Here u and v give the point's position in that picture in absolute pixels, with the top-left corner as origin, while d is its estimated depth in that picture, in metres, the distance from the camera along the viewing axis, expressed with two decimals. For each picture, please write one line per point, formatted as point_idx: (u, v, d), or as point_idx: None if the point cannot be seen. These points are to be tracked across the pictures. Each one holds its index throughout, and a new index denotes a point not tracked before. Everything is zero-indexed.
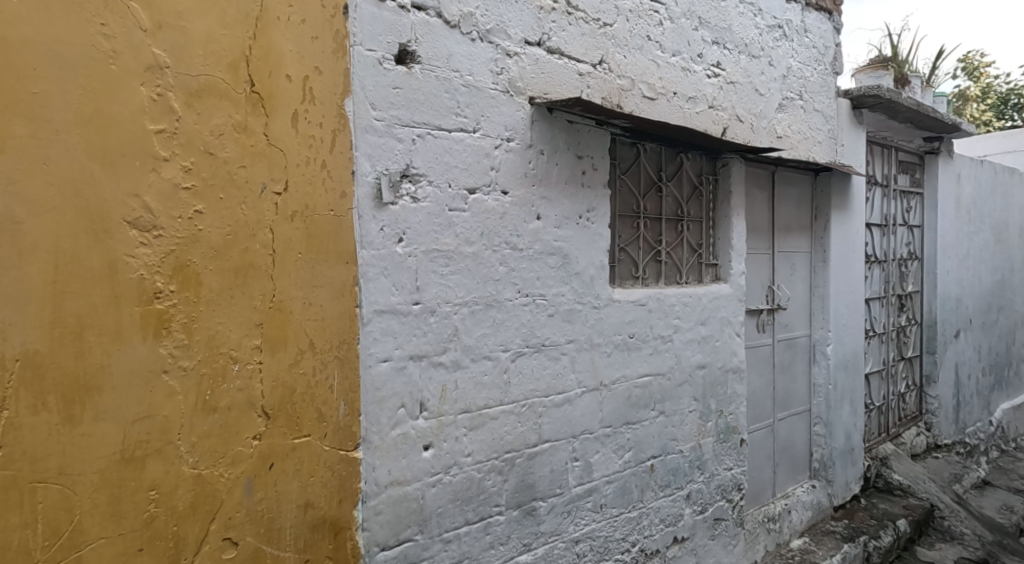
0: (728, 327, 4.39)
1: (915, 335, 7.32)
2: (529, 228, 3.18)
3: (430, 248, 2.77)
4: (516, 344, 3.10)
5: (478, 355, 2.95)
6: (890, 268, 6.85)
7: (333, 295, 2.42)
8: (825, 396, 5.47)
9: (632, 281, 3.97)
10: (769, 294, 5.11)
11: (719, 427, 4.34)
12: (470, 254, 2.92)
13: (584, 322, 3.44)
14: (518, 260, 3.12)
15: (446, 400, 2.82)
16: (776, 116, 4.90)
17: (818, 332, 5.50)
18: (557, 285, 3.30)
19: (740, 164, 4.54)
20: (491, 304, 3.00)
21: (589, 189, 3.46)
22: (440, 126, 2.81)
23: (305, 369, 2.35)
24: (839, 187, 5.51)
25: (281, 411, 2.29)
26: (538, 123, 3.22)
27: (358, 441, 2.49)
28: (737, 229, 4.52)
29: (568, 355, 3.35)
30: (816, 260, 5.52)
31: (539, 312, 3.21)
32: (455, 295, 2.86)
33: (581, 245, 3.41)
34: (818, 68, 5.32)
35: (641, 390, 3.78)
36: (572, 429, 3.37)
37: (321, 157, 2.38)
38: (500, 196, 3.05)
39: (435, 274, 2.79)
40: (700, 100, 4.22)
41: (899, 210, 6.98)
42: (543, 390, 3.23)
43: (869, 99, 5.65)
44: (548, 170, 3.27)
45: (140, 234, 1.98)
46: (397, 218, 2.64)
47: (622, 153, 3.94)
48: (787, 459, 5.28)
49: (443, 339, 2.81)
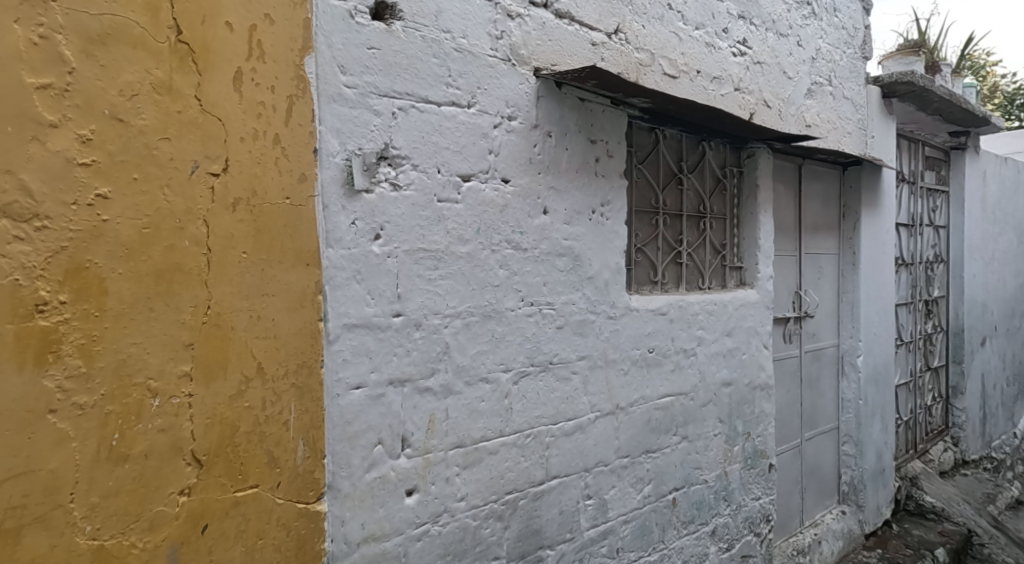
0: (756, 339, 3.89)
1: (942, 343, 6.83)
2: (535, 224, 2.67)
3: (415, 248, 2.27)
4: (518, 363, 2.61)
5: (473, 378, 2.45)
6: (917, 271, 6.37)
7: (290, 308, 1.91)
8: (855, 413, 4.97)
9: (651, 287, 3.46)
10: (796, 300, 4.62)
11: (746, 452, 3.84)
12: (464, 255, 2.42)
13: (598, 336, 2.93)
14: (522, 262, 2.62)
15: (434, 434, 2.33)
16: (805, 102, 4.41)
17: (848, 342, 5.00)
18: (567, 292, 2.80)
19: (768, 155, 4.05)
20: (488, 315, 2.50)
21: (603, 179, 2.97)
22: (427, 97, 2.30)
23: (252, 402, 1.83)
24: (870, 181, 5.02)
25: (219, 458, 1.76)
26: (545, 99, 2.72)
27: (321, 491, 1.98)
28: (765, 227, 4.02)
29: (579, 374, 2.86)
30: (844, 263, 5.02)
31: (547, 324, 2.71)
32: (445, 304, 2.36)
33: (594, 244, 2.91)
34: (847, 51, 4.84)
35: (662, 413, 3.28)
36: (583, 462, 2.87)
37: (274, 130, 1.86)
38: (501, 185, 2.55)
39: (420, 279, 2.29)
40: (725, 80, 3.72)
41: (926, 209, 6.49)
42: (550, 416, 2.73)
43: (901, 86, 5.16)
44: (557, 156, 2.77)
45: (14, 225, 1.47)
46: (374, 209, 2.14)
47: (640, 140, 3.44)
48: (815, 482, 4.78)
49: (431, 358, 2.32)
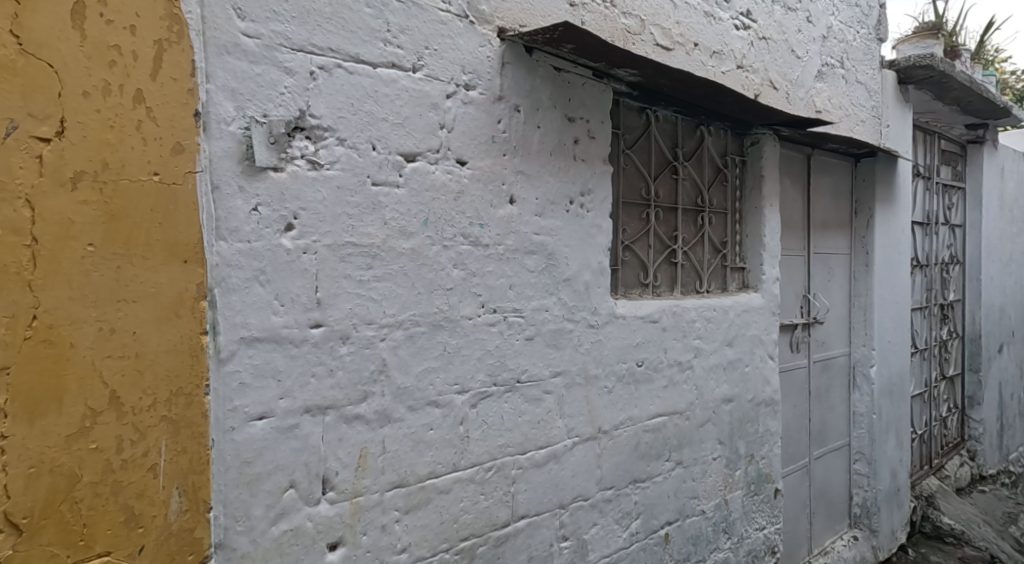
0: (760, 349, 3.44)
1: (957, 350, 6.37)
2: (499, 215, 2.23)
3: (341, 241, 1.83)
4: (477, 382, 2.17)
5: (419, 402, 2.01)
6: (932, 273, 5.92)
7: (161, 318, 1.47)
8: (868, 429, 4.52)
9: (641, 290, 3.02)
10: (804, 304, 4.18)
11: (749, 477, 3.40)
12: (407, 252, 1.98)
13: (576, 347, 2.49)
14: (482, 261, 2.18)
15: (366, 472, 1.88)
16: (815, 84, 3.98)
17: (860, 350, 4.55)
18: (539, 296, 2.35)
19: (773, 143, 3.61)
20: (438, 325, 2.06)
21: (583, 163, 2.53)
22: (358, 55, 1.87)
23: (101, 442, 1.39)
24: (885, 174, 4.57)
25: (48, 520, 1.33)
26: (512, 67, 2.28)
27: (203, 556, 1.53)
28: (771, 224, 3.58)
29: (554, 395, 2.41)
30: (857, 264, 4.57)
31: (513, 334, 2.27)
32: (381, 312, 1.92)
33: (572, 241, 2.47)
34: (861, 31, 4.40)
35: (652, 436, 2.84)
36: (558, 498, 2.43)
37: (134, 83, 1.42)
38: (456, 167, 2.11)
39: (349, 281, 1.85)
40: (726, 56, 3.29)
41: (942, 206, 6.04)
42: (517, 445, 2.28)
43: (918, 71, 4.72)
44: (528, 135, 2.33)
45: None
46: (283, 192, 1.72)
47: (629, 122, 2.99)
48: (824, 505, 4.34)
49: (363, 380, 1.87)
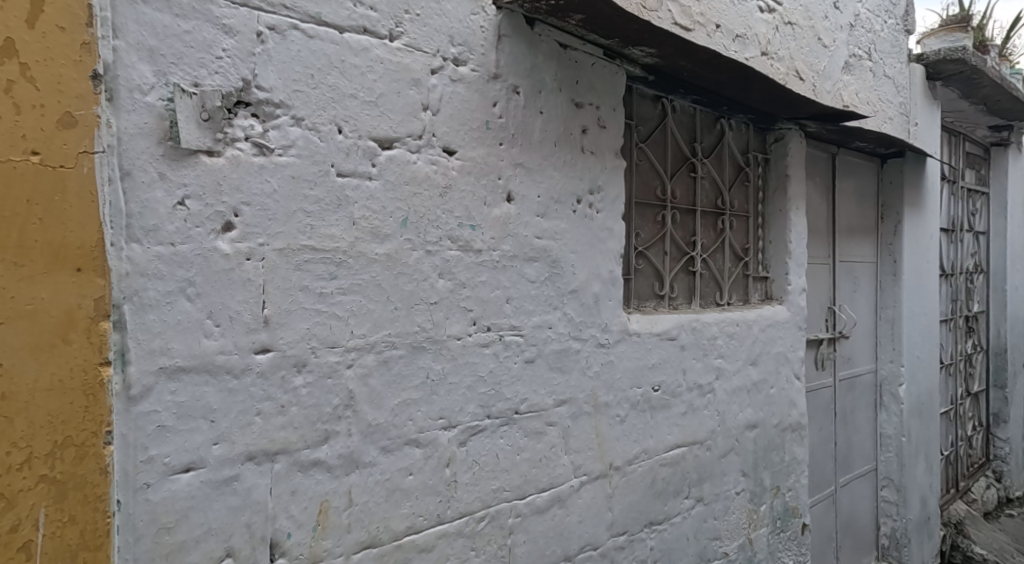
0: (786, 368, 3.08)
1: (983, 365, 6.00)
2: (494, 215, 1.87)
3: (296, 245, 1.47)
4: (467, 415, 1.80)
5: (395, 442, 1.65)
6: (957, 283, 5.56)
7: (41, 345, 1.17)
8: (897, 452, 4.15)
9: (655, 303, 2.65)
10: (829, 318, 3.82)
11: (775, 512, 3.03)
12: (381, 259, 1.62)
13: (584, 371, 2.13)
14: (474, 270, 1.82)
15: (328, 532, 1.52)
16: (842, 76, 3.63)
17: (888, 367, 4.18)
18: (541, 312, 1.99)
19: (800, 139, 3.26)
20: (420, 347, 1.70)
21: (592, 155, 2.17)
22: (320, 15, 1.52)
23: None
24: (914, 175, 4.21)
25: None
26: (510, 40, 1.93)
27: None
28: (797, 229, 3.22)
29: (558, 427, 2.05)
30: (884, 273, 4.21)
31: (510, 357, 1.91)
32: (347, 333, 1.55)
33: (579, 246, 2.11)
34: (888, 21, 4.07)
35: (670, 471, 2.48)
36: (563, 549, 2.07)
37: (4, 31, 1.13)
38: (442, 157, 1.76)
39: (305, 295, 1.49)
40: (750, 40, 2.94)
41: (966, 212, 5.69)
42: (514, 488, 1.92)
43: (948, 66, 4.38)
44: (528, 121, 1.97)
45: None
46: (219, 182, 1.36)
47: (643, 112, 2.64)
48: (850, 537, 3.97)
49: (324, 418, 1.52)
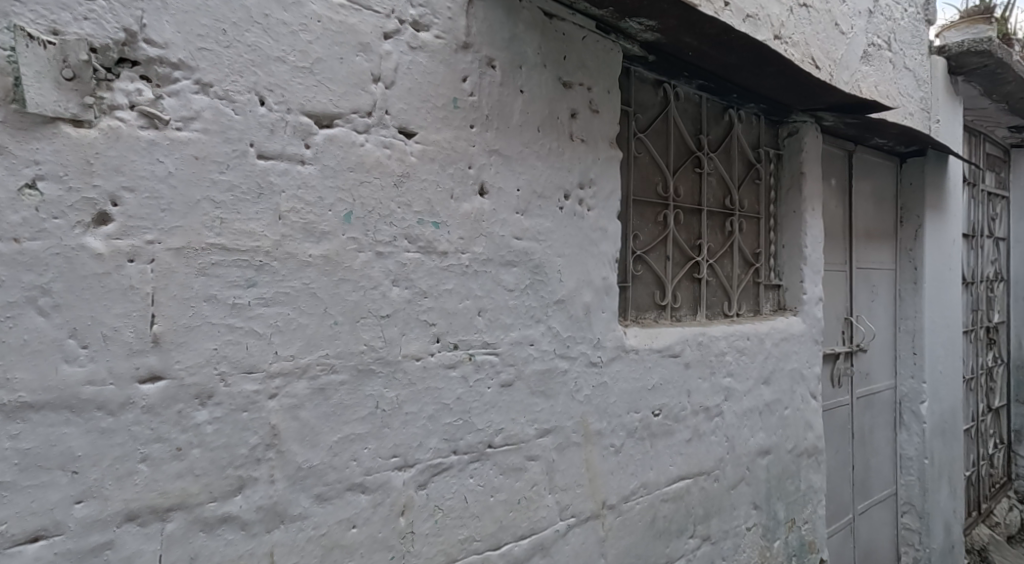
0: (801, 387, 2.76)
1: (1004, 378, 5.67)
2: (463, 211, 1.55)
3: (200, 245, 1.16)
4: (428, 451, 1.49)
5: (334, 488, 1.33)
6: (977, 292, 5.24)
7: None
8: (919, 476, 3.82)
9: (656, 315, 2.34)
10: (846, 330, 3.50)
11: (790, 548, 2.71)
12: (318, 262, 1.30)
13: (573, 395, 1.81)
14: (438, 276, 1.50)
15: None
16: (860, 67, 3.32)
17: (908, 383, 3.86)
18: (521, 326, 1.68)
19: (816, 132, 2.94)
20: (368, 371, 1.38)
21: (583, 143, 1.86)
22: None
23: None
24: (936, 176, 3.89)
25: None
26: (484, 4, 1.61)
27: None
28: (813, 232, 2.89)
29: (541, 462, 1.73)
30: (903, 281, 3.89)
31: (482, 381, 1.59)
32: (270, 355, 1.24)
33: (567, 248, 1.79)
34: (908, 9, 3.75)
35: (673, 507, 2.16)
36: None
37: None
38: (398, 139, 1.44)
39: (213, 307, 1.18)
40: (762, 21, 2.63)
41: (986, 217, 5.37)
42: (487, 538, 1.61)
43: (972, 59, 4.06)
44: (506, 101, 1.66)
45: None
46: (87, 159, 1.07)
47: (643, 99, 2.33)
48: None
49: (238, 462, 1.21)
